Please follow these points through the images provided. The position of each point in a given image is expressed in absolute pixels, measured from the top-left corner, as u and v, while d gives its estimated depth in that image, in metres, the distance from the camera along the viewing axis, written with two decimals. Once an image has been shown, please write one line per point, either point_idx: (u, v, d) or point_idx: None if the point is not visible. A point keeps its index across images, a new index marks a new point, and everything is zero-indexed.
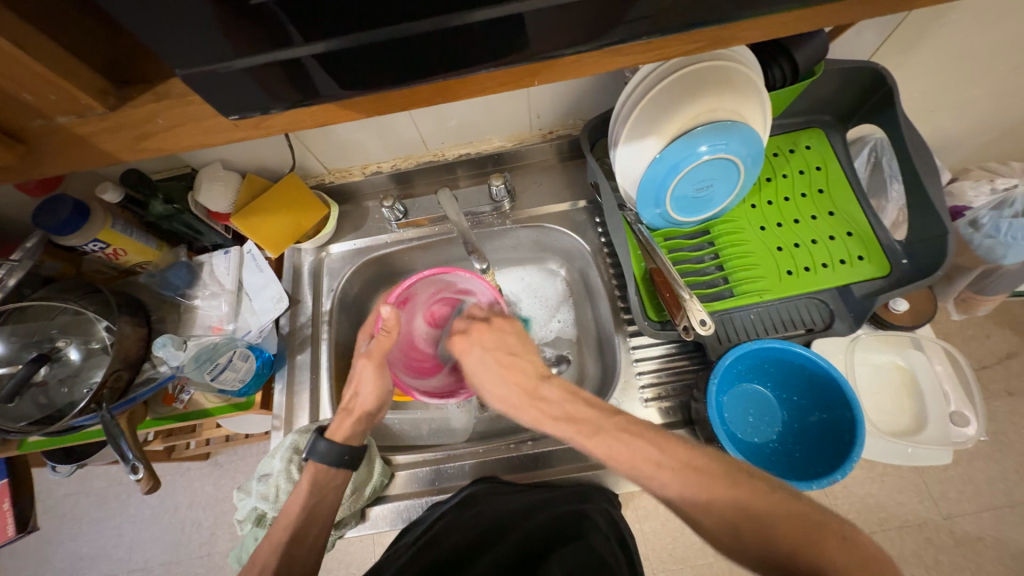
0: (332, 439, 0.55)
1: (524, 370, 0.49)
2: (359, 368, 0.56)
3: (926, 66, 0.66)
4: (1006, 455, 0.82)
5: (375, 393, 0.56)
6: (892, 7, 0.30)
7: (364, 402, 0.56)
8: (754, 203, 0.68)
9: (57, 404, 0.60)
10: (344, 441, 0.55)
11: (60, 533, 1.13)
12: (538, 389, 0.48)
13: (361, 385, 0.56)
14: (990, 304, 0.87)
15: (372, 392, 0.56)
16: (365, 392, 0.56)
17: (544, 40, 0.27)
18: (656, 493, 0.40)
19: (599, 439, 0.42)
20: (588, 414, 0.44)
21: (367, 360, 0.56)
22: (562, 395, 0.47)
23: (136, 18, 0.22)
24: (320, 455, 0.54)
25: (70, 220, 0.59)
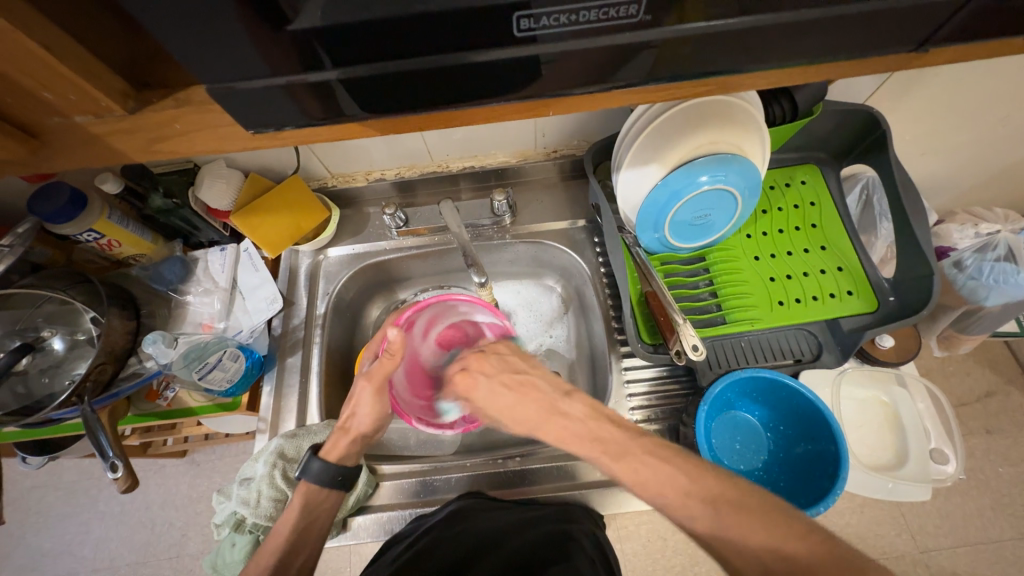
0: (326, 460, 0.54)
1: (540, 389, 0.50)
2: (358, 390, 0.57)
3: (918, 112, 0.69)
4: (982, 492, 0.83)
5: (371, 416, 0.57)
6: (894, 66, 0.31)
7: (360, 424, 0.57)
8: (750, 233, 0.70)
9: (36, 395, 0.59)
10: (337, 461, 0.54)
11: (23, 527, 1.09)
12: (557, 405, 0.48)
13: (360, 406, 0.57)
14: (972, 343, 0.90)
15: (368, 413, 0.57)
16: (362, 413, 0.57)
17: (561, 77, 0.28)
18: (649, 514, 0.41)
19: (626, 463, 0.42)
20: (615, 435, 0.44)
21: (367, 381, 0.57)
22: (584, 410, 0.47)
23: (166, 32, 0.23)
24: (313, 475, 0.54)
25: (67, 209, 0.59)
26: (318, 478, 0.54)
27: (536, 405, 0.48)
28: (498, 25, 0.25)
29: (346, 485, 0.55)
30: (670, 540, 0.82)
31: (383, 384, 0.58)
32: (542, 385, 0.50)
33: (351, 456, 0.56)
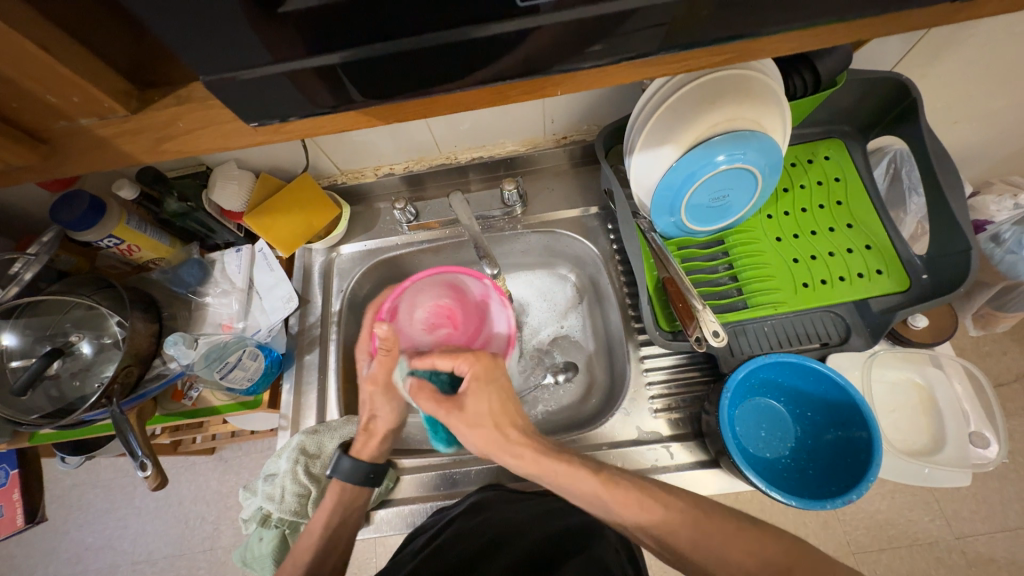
0: (357, 458, 0.56)
1: (508, 413, 0.52)
2: (368, 394, 0.59)
3: (951, 76, 0.65)
4: (1022, 475, 0.80)
5: (391, 413, 0.58)
6: (929, 18, 0.29)
7: (383, 422, 0.58)
8: (770, 214, 0.67)
9: (68, 397, 0.61)
10: (370, 459, 0.57)
11: (67, 523, 1.14)
12: (525, 425, 0.51)
13: (376, 408, 0.59)
14: (1011, 321, 0.85)
15: (388, 412, 0.59)
16: (381, 413, 0.59)
17: (569, 50, 0.27)
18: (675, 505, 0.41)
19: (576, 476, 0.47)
20: (563, 462, 0.48)
21: (374, 385, 0.58)
22: (535, 432, 0.51)
23: (161, 24, 0.22)
24: (344, 473, 0.55)
25: (87, 215, 0.60)
26: (350, 475, 0.55)
27: (498, 427, 0.51)
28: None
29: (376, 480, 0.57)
30: None
31: (390, 384, 0.58)
32: (510, 412, 0.52)
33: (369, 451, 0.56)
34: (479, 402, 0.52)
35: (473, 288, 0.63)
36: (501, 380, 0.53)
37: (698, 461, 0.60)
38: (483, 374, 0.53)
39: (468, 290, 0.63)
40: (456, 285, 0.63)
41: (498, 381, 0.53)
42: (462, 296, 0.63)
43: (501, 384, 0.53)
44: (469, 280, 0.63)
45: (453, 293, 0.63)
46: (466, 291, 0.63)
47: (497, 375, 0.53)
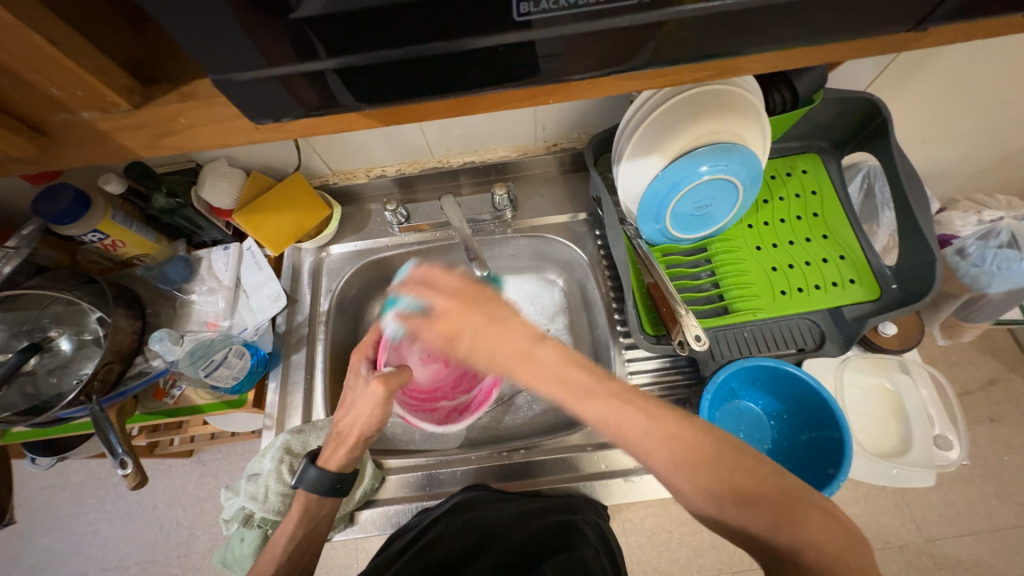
0: (323, 468, 0.54)
1: (514, 333, 0.44)
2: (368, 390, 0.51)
3: (920, 98, 0.69)
4: (985, 479, 0.83)
5: (371, 414, 0.52)
6: (894, 46, 0.31)
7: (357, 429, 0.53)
8: (751, 224, 0.70)
9: (44, 394, 0.59)
10: (338, 469, 0.54)
11: (33, 528, 1.10)
12: (530, 350, 0.43)
13: (362, 409, 0.52)
14: (975, 331, 0.89)
15: (368, 418, 0.52)
16: (364, 417, 0.52)
17: (560, 62, 0.28)
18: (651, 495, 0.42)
19: (592, 404, 0.41)
20: (585, 380, 0.41)
21: (382, 383, 0.51)
22: (556, 356, 0.43)
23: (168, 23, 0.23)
24: (309, 482, 0.54)
25: (72, 209, 0.59)
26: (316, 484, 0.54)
27: (511, 351, 0.43)
28: (494, 10, 0.25)
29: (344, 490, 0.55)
30: (675, 532, 0.83)
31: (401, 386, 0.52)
32: (515, 330, 0.44)
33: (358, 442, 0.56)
34: (480, 328, 0.45)
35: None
36: (488, 306, 0.47)
37: None
38: (462, 303, 0.47)
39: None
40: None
41: (489, 309, 0.46)
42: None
43: (491, 309, 0.46)
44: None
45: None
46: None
47: (490, 301, 0.47)
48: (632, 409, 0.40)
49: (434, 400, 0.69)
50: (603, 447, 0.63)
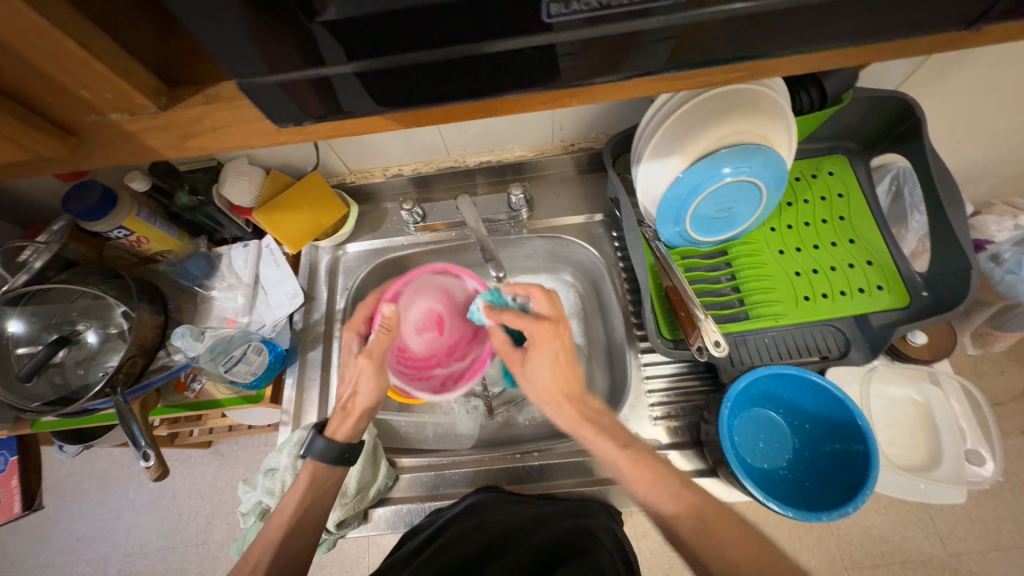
0: (332, 439, 0.54)
1: (575, 375, 0.53)
2: (356, 368, 0.55)
3: (955, 98, 0.66)
4: (1016, 495, 0.80)
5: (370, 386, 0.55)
6: (936, 48, 0.30)
7: (362, 401, 0.55)
8: (774, 227, 0.68)
9: (72, 385, 0.61)
10: (346, 441, 0.55)
11: (60, 512, 1.14)
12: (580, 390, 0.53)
13: (360, 383, 0.55)
14: (1009, 340, 0.86)
15: (370, 390, 0.55)
16: (363, 390, 0.55)
17: (584, 65, 0.28)
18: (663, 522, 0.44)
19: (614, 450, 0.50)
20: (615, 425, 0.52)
21: (367, 359, 0.54)
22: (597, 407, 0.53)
23: (194, 28, 0.23)
24: (317, 452, 0.54)
25: (99, 206, 0.61)
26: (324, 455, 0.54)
27: (567, 390, 0.53)
28: (517, 13, 0.24)
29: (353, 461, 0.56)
30: None
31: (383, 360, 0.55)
32: (575, 374, 0.53)
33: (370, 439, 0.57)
34: (556, 358, 0.52)
35: (464, 292, 0.61)
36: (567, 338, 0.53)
37: (696, 469, 0.61)
38: (543, 335, 0.52)
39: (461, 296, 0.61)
40: (451, 290, 0.61)
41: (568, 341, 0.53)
42: (454, 304, 0.60)
43: (564, 340, 0.53)
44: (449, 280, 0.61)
45: (444, 299, 0.60)
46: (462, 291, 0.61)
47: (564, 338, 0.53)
48: (648, 472, 0.48)
49: (426, 369, 0.58)
50: None
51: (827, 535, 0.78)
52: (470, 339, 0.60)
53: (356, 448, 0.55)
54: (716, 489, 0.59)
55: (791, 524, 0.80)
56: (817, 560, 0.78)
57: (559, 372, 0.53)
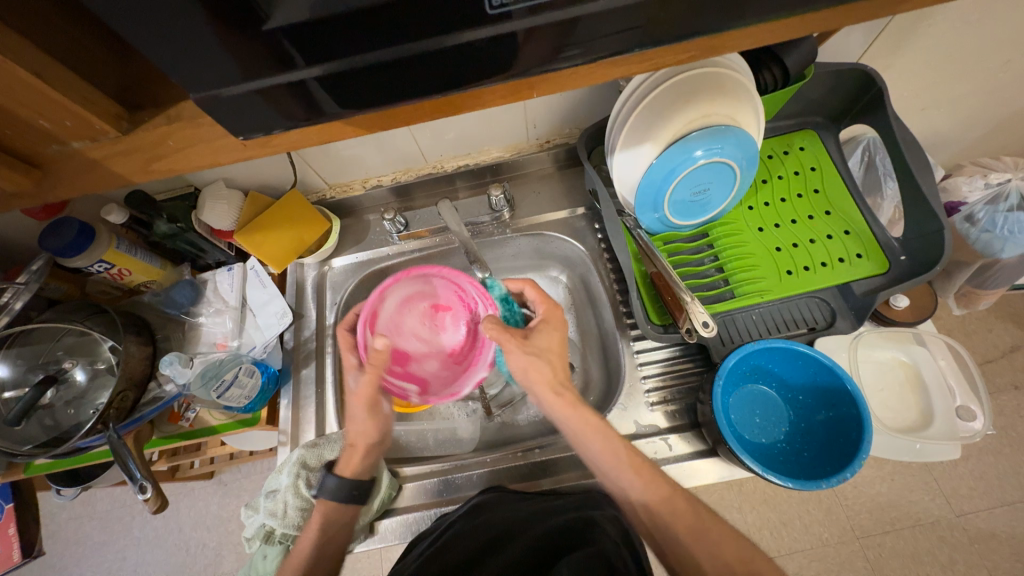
0: (340, 475, 0.55)
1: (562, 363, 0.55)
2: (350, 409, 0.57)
3: (915, 65, 0.67)
4: (1014, 449, 0.81)
5: (373, 429, 0.57)
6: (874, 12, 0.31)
7: (361, 437, 0.57)
8: (751, 205, 0.69)
9: (63, 425, 0.60)
10: (353, 476, 0.56)
11: (64, 558, 1.12)
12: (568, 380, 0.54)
13: (355, 422, 0.57)
14: (992, 298, 0.87)
15: (368, 424, 0.57)
16: (361, 426, 0.57)
17: (541, 55, 0.28)
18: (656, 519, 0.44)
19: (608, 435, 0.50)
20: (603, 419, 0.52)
21: (355, 399, 0.56)
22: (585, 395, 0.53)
23: (147, 42, 0.23)
24: (329, 491, 0.55)
25: (77, 241, 0.60)
26: (335, 493, 0.55)
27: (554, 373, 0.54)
28: (468, 7, 0.25)
29: (362, 498, 0.56)
30: None
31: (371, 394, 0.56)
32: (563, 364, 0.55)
33: (367, 481, 0.57)
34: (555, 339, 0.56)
35: (428, 278, 0.62)
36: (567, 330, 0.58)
37: (697, 451, 0.61)
38: (553, 315, 0.58)
39: (426, 282, 0.62)
40: (417, 287, 0.62)
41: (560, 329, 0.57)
42: (432, 294, 0.62)
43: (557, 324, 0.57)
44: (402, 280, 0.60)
45: (422, 297, 0.62)
46: (423, 279, 0.62)
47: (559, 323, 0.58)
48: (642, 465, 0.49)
49: (464, 355, 0.60)
50: None
51: (835, 507, 0.79)
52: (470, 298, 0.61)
53: (364, 485, 0.56)
54: (720, 468, 0.60)
55: (798, 499, 0.80)
56: (828, 532, 0.79)
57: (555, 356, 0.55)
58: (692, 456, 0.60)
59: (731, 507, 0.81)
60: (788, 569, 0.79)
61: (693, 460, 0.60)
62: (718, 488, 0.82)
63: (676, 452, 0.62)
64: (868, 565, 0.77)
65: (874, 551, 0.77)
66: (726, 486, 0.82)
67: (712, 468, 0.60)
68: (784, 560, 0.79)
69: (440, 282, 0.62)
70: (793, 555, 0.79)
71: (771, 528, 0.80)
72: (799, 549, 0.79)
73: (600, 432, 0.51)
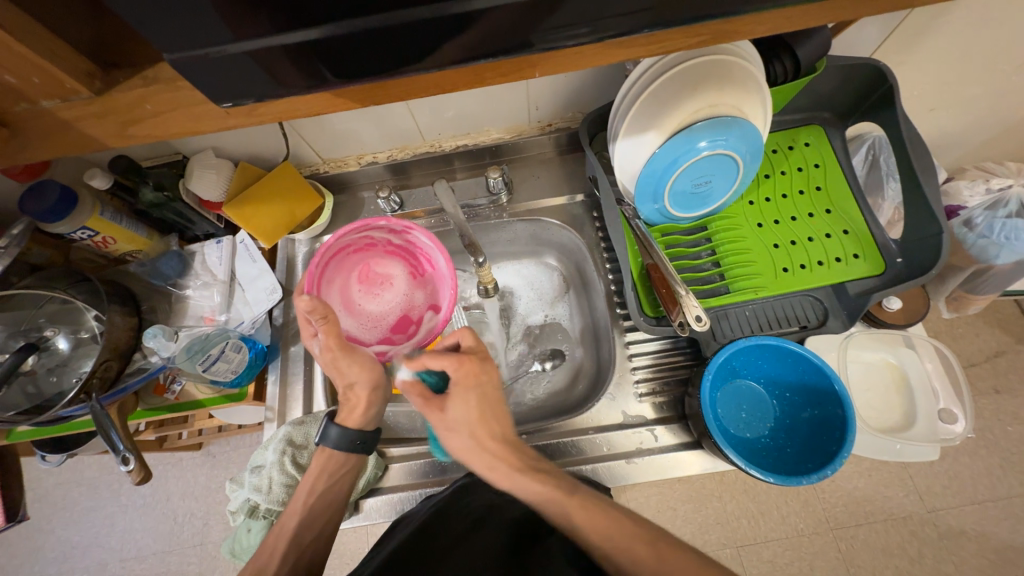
0: (343, 426, 0.55)
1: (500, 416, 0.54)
2: (331, 361, 0.55)
3: (927, 64, 0.66)
4: (990, 451, 0.83)
5: (365, 363, 0.55)
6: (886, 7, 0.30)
7: (360, 388, 0.55)
8: (752, 200, 0.68)
9: (46, 393, 0.59)
10: (358, 427, 0.56)
11: (52, 521, 1.12)
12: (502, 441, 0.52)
13: (349, 373, 0.55)
14: (982, 303, 0.88)
15: (360, 371, 0.55)
16: (354, 378, 0.56)
17: (543, 30, 0.27)
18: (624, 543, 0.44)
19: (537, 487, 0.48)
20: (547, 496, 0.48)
21: (331, 351, 0.54)
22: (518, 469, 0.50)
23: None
24: (332, 441, 0.55)
25: (58, 207, 0.58)
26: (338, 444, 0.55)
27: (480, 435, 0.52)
28: None
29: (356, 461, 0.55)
30: (681, 510, 0.83)
31: (344, 342, 0.54)
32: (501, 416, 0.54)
33: (369, 432, 0.56)
34: (482, 390, 0.53)
35: (331, 270, 0.62)
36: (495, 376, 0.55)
37: (681, 443, 0.61)
38: (470, 371, 0.53)
39: (342, 273, 0.64)
40: (338, 286, 0.63)
41: (486, 377, 0.54)
42: (348, 277, 0.64)
43: (480, 373, 0.54)
44: (333, 295, 0.62)
45: (348, 285, 0.64)
46: (331, 275, 0.62)
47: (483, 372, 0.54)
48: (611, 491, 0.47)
49: (419, 265, 0.65)
50: (605, 431, 0.63)
51: (813, 499, 0.81)
52: (362, 240, 0.64)
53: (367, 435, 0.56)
54: (703, 460, 0.60)
55: (779, 491, 0.82)
56: (804, 524, 0.81)
57: (488, 408, 0.53)
58: (676, 448, 0.61)
59: (712, 496, 0.83)
60: (764, 558, 0.81)
61: (677, 452, 0.61)
62: (700, 478, 0.84)
63: (661, 444, 0.62)
64: (839, 555, 0.79)
65: (847, 543, 0.79)
66: (708, 476, 0.83)
67: (695, 460, 0.61)
68: (761, 549, 0.81)
69: (346, 263, 0.64)
70: (770, 545, 0.81)
71: (750, 518, 0.82)
72: (775, 539, 0.81)
73: (546, 491, 0.48)
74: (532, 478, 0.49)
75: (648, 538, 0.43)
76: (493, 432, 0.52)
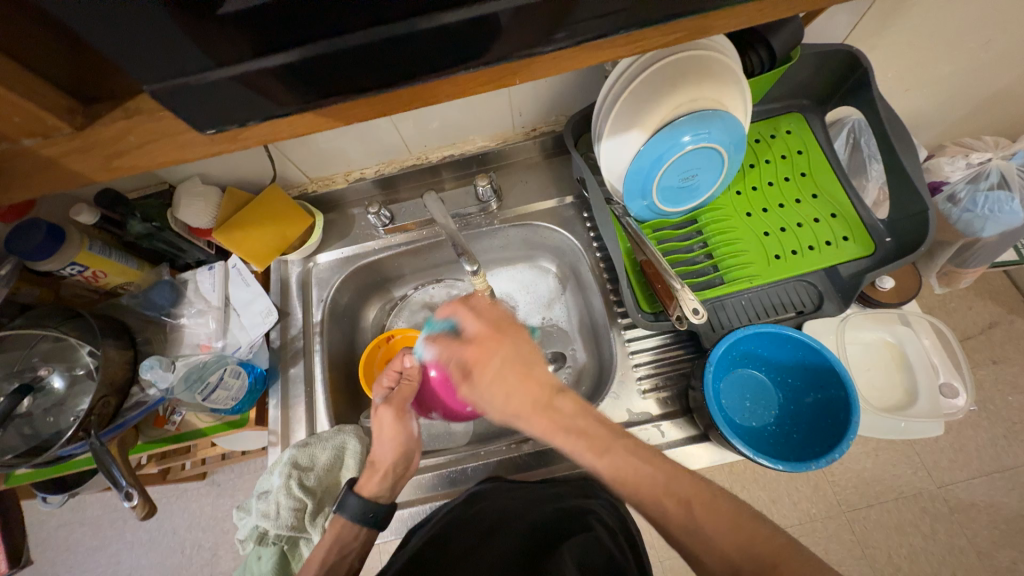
0: (361, 495, 0.56)
1: (535, 380, 0.51)
2: (380, 415, 0.62)
3: (898, 46, 0.67)
4: (992, 422, 0.84)
5: (397, 438, 0.60)
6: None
7: (384, 455, 0.59)
8: (739, 190, 0.69)
9: (43, 434, 0.58)
10: (373, 497, 0.57)
11: (56, 564, 1.10)
12: (551, 400, 0.50)
13: (381, 434, 0.60)
14: (972, 276, 0.89)
15: (388, 441, 0.60)
16: (383, 444, 0.60)
17: (518, 35, 0.27)
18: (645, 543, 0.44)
19: (605, 459, 0.46)
20: (601, 433, 0.47)
21: (386, 406, 0.62)
22: (573, 407, 0.49)
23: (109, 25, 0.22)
24: (349, 509, 0.56)
25: (45, 244, 0.57)
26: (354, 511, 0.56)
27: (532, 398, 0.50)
28: None
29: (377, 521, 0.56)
30: None
31: (400, 407, 0.62)
32: (538, 377, 0.51)
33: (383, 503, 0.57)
34: (510, 357, 0.52)
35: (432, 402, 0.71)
36: (505, 352, 0.53)
37: (688, 436, 0.62)
38: (490, 345, 0.54)
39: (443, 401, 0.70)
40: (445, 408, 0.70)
41: (509, 348, 0.53)
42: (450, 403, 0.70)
43: (506, 344, 0.53)
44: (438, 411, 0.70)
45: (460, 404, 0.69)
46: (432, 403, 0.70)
47: (508, 340, 0.54)
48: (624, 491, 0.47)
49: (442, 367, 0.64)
50: None
51: (822, 483, 0.81)
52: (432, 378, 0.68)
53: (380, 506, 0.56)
54: (712, 452, 0.60)
55: (788, 476, 0.82)
56: (816, 508, 0.81)
57: (514, 378, 0.51)
58: (683, 442, 0.61)
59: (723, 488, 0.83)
60: None
61: (685, 446, 0.61)
62: (709, 470, 0.83)
63: (668, 438, 0.62)
64: (854, 537, 0.79)
65: (859, 524, 0.79)
66: (717, 468, 0.83)
67: (704, 452, 0.61)
68: None
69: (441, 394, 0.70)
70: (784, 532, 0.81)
71: (762, 507, 0.81)
72: (788, 526, 0.80)
73: (574, 442, 0.47)
74: (574, 437, 0.47)
75: (688, 518, 0.41)
76: (534, 397, 0.50)
